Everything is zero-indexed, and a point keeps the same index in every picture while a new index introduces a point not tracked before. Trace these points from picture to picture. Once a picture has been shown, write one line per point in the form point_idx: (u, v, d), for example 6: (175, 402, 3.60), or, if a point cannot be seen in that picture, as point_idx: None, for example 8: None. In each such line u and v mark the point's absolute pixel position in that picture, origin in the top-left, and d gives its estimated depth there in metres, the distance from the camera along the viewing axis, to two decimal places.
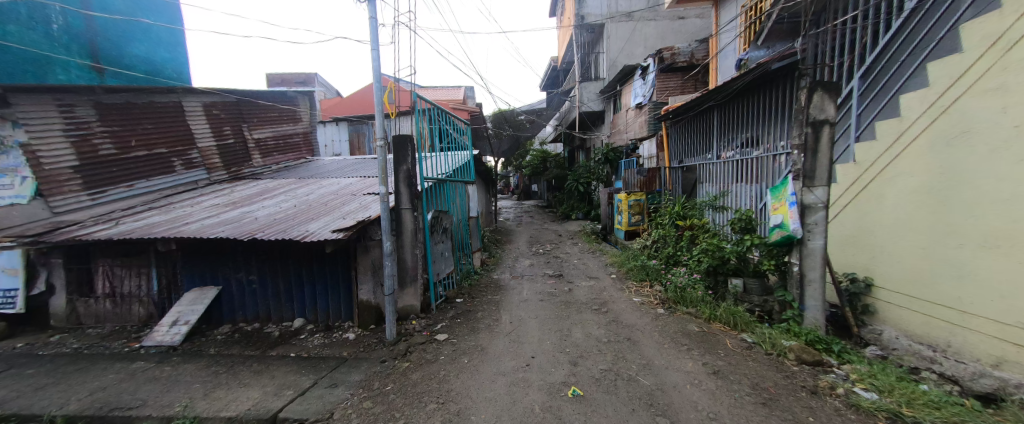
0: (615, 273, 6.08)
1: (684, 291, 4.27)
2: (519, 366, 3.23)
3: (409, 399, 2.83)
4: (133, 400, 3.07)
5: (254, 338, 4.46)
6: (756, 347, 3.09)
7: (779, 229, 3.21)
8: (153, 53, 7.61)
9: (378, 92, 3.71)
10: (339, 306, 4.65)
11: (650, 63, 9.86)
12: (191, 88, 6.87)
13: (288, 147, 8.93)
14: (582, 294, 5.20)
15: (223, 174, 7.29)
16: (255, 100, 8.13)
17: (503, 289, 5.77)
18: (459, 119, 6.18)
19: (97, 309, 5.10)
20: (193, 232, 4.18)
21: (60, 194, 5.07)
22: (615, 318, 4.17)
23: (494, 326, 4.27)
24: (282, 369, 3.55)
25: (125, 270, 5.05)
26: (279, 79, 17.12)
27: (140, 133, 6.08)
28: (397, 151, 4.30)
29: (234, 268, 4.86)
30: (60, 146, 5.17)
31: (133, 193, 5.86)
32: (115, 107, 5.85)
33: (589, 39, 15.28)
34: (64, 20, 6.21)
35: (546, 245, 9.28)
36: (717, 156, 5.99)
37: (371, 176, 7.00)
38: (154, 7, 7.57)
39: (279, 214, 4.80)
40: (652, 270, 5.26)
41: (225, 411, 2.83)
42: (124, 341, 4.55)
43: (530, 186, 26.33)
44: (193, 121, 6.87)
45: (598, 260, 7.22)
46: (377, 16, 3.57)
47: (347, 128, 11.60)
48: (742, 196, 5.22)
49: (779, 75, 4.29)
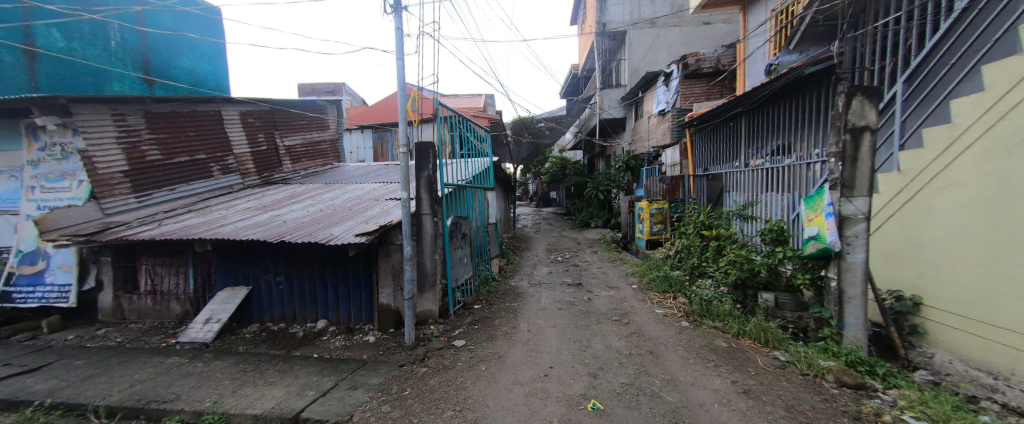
0: (637, 284, 5.91)
1: (710, 304, 4.12)
2: (537, 376, 3.19)
3: (427, 405, 2.84)
4: (168, 393, 3.22)
5: (280, 338, 4.60)
6: (790, 367, 2.92)
7: (815, 241, 3.03)
8: (198, 66, 8.41)
9: (401, 100, 3.81)
10: (360, 309, 4.74)
11: (673, 69, 9.70)
12: (230, 98, 7.23)
13: (315, 153, 9.28)
14: (602, 304, 5.09)
15: (256, 179, 7.64)
16: (286, 109, 8.48)
17: (521, 296, 5.74)
18: (479, 126, 6.23)
19: (139, 305, 5.39)
20: (227, 233, 4.39)
21: (111, 196, 5.43)
22: (636, 330, 4.05)
23: (512, 334, 4.24)
24: (305, 369, 3.64)
25: (165, 268, 5.34)
26: (310, 89, 17.98)
27: (183, 140, 6.46)
28: (418, 157, 4.39)
29: (264, 269, 5.05)
30: (113, 152, 5.54)
31: (175, 197, 6.23)
32: (162, 116, 6.21)
33: (611, 46, 15.22)
34: (120, 36, 6.99)
35: (565, 252, 9.17)
36: (746, 164, 5.76)
37: (393, 182, 7.14)
38: (199, 23, 8.39)
39: (306, 217, 4.99)
40: (675, 280, 5.11)
41: (251, 409, 2.92)
42: (162, 336, 4.80)
43: (549, 193, 26.29)
44: (230, 128, 7.23)
45: (618, 269, 7.07)
46: (402, 27, 3.68)
47: (371, 135, 11.94)
48: (773, 206, 5.00)
49: (815, 79, 4.08)
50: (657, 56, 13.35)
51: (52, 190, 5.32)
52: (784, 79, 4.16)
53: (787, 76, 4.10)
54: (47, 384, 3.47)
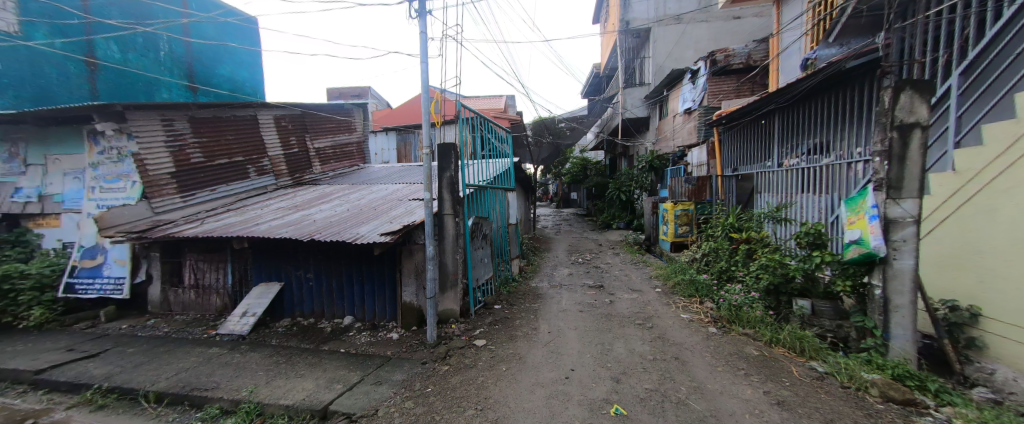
0: (661, 287, 5.76)
1: (739, 310, 3.96)
2: (558, 378, 3.17)
3: (448, 403, 2.88)
4: (209, 382, 3.42)
5: (309, 332, 4.79)
6: (829, 378, 2.76)
7: (857, 246, 2.86)
8: (236, 73, 9.20)
9: (425, 102, 3.88)
10: (385, 307, 4.87)
11: (700, 67, 9.40)
12: (265, 103, 7.60)
13: (342, 155, 9.60)
14: (624, 308, 4.99)
15: (289, 180, 8.00)
16: (316, 113, 8.82)
17: (541, 297, 5.72)
18: (500, 127, 6.27)
19: (183, 298, 5.75)
20: (263, 232, 4.62)
21: (161, 196, 5.83)
22: (660, 334, 3.95)
23: (532, 335, 4.24)
24: (332, 363, 3.77)
25: (206, 264, 5.67)
26: (338, 93, 18.64)
27: (224, 143, 6.85)
28: (441, 158, 4.45)
29: (296, 266, 5.27)
30: (162, 155, 5.94)
31: (216, 196, 6.61)
32: (205, 121, 6.61)
33: (634, 44, 14.94)
34: (169, 46, 7.82)
35: (586, 254, 9.07)
36: (779, 164, 5.50)
37: (416, 183, 7.28)
38: (240, 33, 9.16)
39: (335, 216, 5.17)
40: (701, 285, 4.95)
41: (283, 399, 3.06)
42: (203, 328, 5.10)
43: (569, 194, 26.08)
44: (265, 132, 7.60)
45: (641, 272, 6.91)
46: (427, 31, 3.76)
47: (395, 137, 12.24)
48: (809, 208, 4.75)
49: (858, 74, 3.85)
50: (683, 53, 12.98)
51: (110, 190, 5.78)
52: (821, 74, 3.95)
53: (825, 70, 3.89)
54: (104, 369, 3.76)
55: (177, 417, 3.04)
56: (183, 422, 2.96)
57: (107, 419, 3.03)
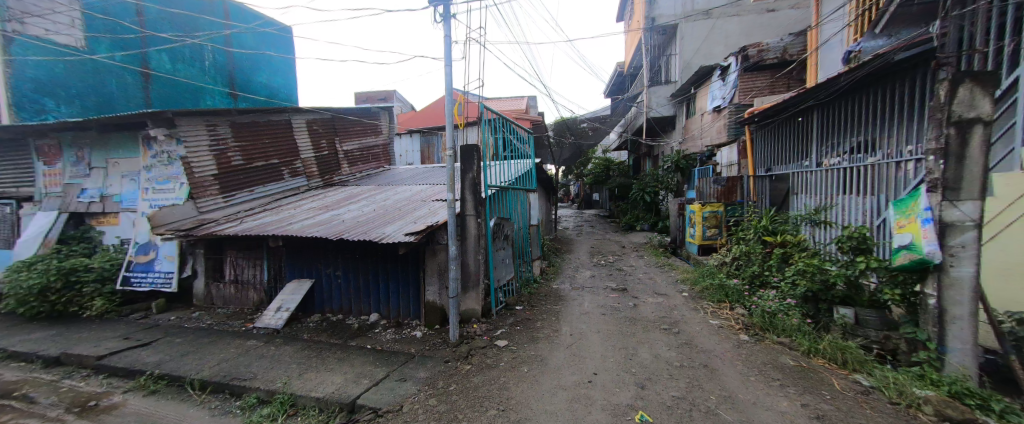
0: (688, 291, 5.57)
1: (773, 318, 3.78)
2: (581, 381, 3.13)
3: (471, 402, 2.92)
4: (247, 372, 3.61)
5: (338, 328, 4.96)
6: (875, 393, 2.58)
7: (908, 251, 2.65)
8: (272, 80, 9.94)
9: (448, 105, 3.94)
10: (409, 305, 4.97)
11: (731, 63, 9.07)
12: (298, 108, 7.95)
13: (369, 157, 9.90)
14: (649, 312, 4.87)
15: (319, 181, 8.34)
16: (345, 116, 9.14)
17: (563, 299, 5.68)
18: (522, 128, 6.28)
19: (223, 292, 6.10)
20: (296, 231, 4.83)
21: (205, 196, 6.22)
22: (687, 340, 3.83)
23: (554, 337, 4.21)
24: (359, 359, 3.89)
25: (245, 260, 5.99)
26: (365, 97, 19.26)
27: (261, 146, 7.23)
28: (463, 160, 4.51)
29: (326, 264, 5.48)
30: (207, 158, 6.32)
31: (254, 197, 6.97)
32: (245, 126, 6.99)
33: (660, 41, 14.57)
34: (213, 56, 8.57)
35: (608, 256, 8.92)
36: (818, 163, 5.20)
37: (440, 184, 7.41)
38: (275, 42, 9.88)
39: (362, 216, 5.34)
40: (731, 290, 4.75)
41: (314, 392, 3.18)
42: (242, 321, 5.39)
43: (591, 195, 25.77)
44: (298, 135, 7.95)
45: (667, 275, 6.73)
46: (451, 34, 3.82)
47: (419, 139, 12.51)
48: (852, 210, 4.47)
49: (907, 65, 3.59)
50: (712, 49, 12.54)
51: (161, 191, 6.24)
52: (866, 68, 3.70)
53: (871, 64, 3.64)
54: (155, 357, 4.05)
55: (218, 404, 3.23)
56: (224, 410, 3.15)
57: (157, 404, 3.26)
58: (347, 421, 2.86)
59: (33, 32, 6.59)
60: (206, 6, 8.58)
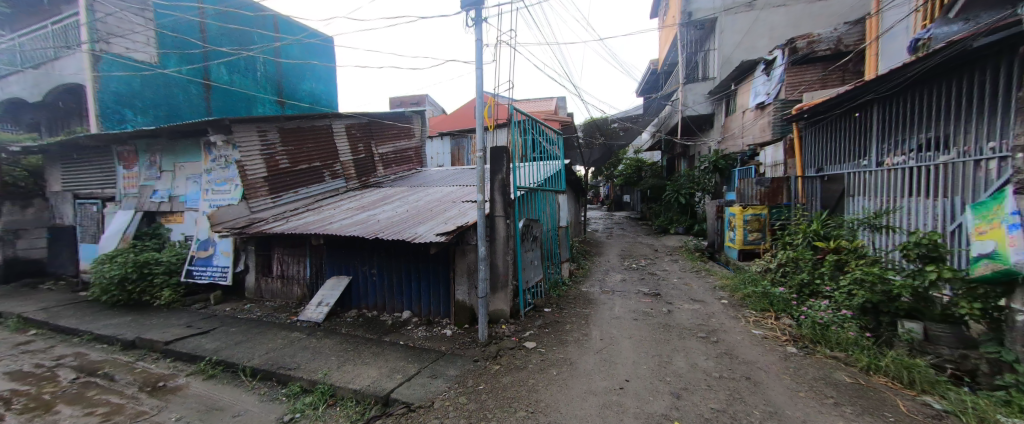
0: (727, 298, 5.29)
1: (825, 330, 3.50)
2: (612, 387, 3.06)
3: (500, 402, 2.94)
4: (292, 362, 3.83)
5: (373, 324, 5.16)
6: (948, 418, 2.32)
7: (989, 260, 2.43)
8: (315, 88, 11.00)
9: (479, 107, 3.99)
10: (440, 304, 5.08)
11: (776, 56, 8.55)
12: (338, 113, 8.35)
13: (402, 159, 10.22)
14: (684, 318, 4.67)
15: (356, 183, 8.71)
16: (380, 121, 9.49)
17: (592, 302, 5.57)
18: (551, 129, 6.24)
19: (270, 286, 6.53)
20: (336, 230, 5.07)
21: (256, 197, 6.69)
22: (727, 350, 3.63)
23: (583, 341, 4.14)
24: (393, 354, 4.02)
25: (290, 257, 6.37)
26: (399, 102, 19.96)
27: (305, 150, 7.66)
28: (493, 161, 4.54)
29: (363, 262, 5.71)
30: (258, 161, 6.79)
31: (298, 198, 7.41)
32: (291, 132, 7.44)
33: (698, 36, 13.99)
34: (264, 67, 9.60)
35: (640, 259, 8.65)
36: (878, 163, 4.77)
37: (469, 185, 7.52)
38: (319, 52, 10.85)
39: (396, 217, 5.53)
40: (777, 298, 4.45)
41: (352, 384, 3.32)
42: (287, 314, 5.75)
43: (622, 197, 25.11)
44: (337, 139, 8.35)
45: (704, 281, 6.41)
46: (483, 38, 3.87)
47: (450, 141, 12.76)
48: (920, 213, 4.07)
49: (990, 53, 3.21)
50: (755, 42, 11.87)
51: (219, 192, 6.79)
52: (938, 57, 3.34)
53: (944, 53, 3.29)
54: (212, 344, 4.40)
55: (267, 391, 3.46)
56: (272, 396, 3.37)
57: (215, 388, 3.54)
58: (382, 413, 2.96)
59: (116, 50, 7.50)
60: (259, 21, 9.54)
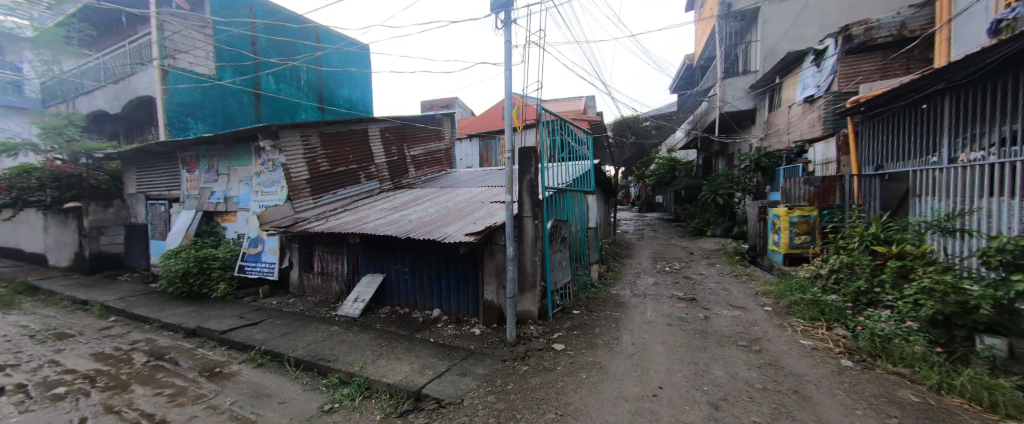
0: (771, 305, 4.96)
1: (887, 343, 3.19)
2: (644, 394, 2.96)
3: (528, 403, 2.93)
4: (331, 354, 4.01)
5: (405, 321, 5.31)
6: None
7: None
8: (352, 94, 11.56)
9: (508, 108, 3.99)
10: (469, 303, 5.14)
11: (828, 45, 7.99)
12: (373, 118, 8.67)
13: (433, 161, 10.45)
14: (722, 325, 4.43)
15: (390, 184, 9.01)
16: (412, 124, 9.76)
17: (623, 306, 5.43)
18: (580, 129, 6.15)
19: (311, 282, 6.89)
20: (372, 229, 5.26)
21: (300, 197, 7.08)
22: (771, 360, 3.41)
23: (613, 344, 4.04)
24: (424, 350, 4.11)
25: (329, 255, 6.69)
26: (429, 105, 20.47)
27: (344, 153, 8.02)
28: (521, 162, 4.53)
29: (396, 260, 5.89)
30: (301, 164, 7.18)
31: (337, 199, 7.76)
32: (331, 136, 7.81)
33: (738, 28, 13.31)
34: (307, 76, 10.22)
35: (674, 263, 8.32)
36: (951, 159, 4.29)
37: (498, 186, 7.57)
38: (356, 60, 11.39)
39: (427, 217, 5.66)
40: (828, 306, 4.10)
41: (386, 378, 3.43)
42: (326, 308, 6.04)
43: (654, 198, 24.31)
44: (372, 143, 8.67)
45: (744, 287, 6.06)
46: (512, 40, 3.87)
47: (478, 143, 12.90)
48: (1003, 215, 3.62)
49: None
50: (804, 31, 11.03)
51: (267, 193, 7.27)
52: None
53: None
54: (261, 335, 4.70)
55: (309, 381, 3.65)
56: (313, 386, 3.54)
57: (263, 376, 3.78)
58: (414, 408, 3.03)
59: (181, 65, 8.23)
60: (303, 33, 10.15)
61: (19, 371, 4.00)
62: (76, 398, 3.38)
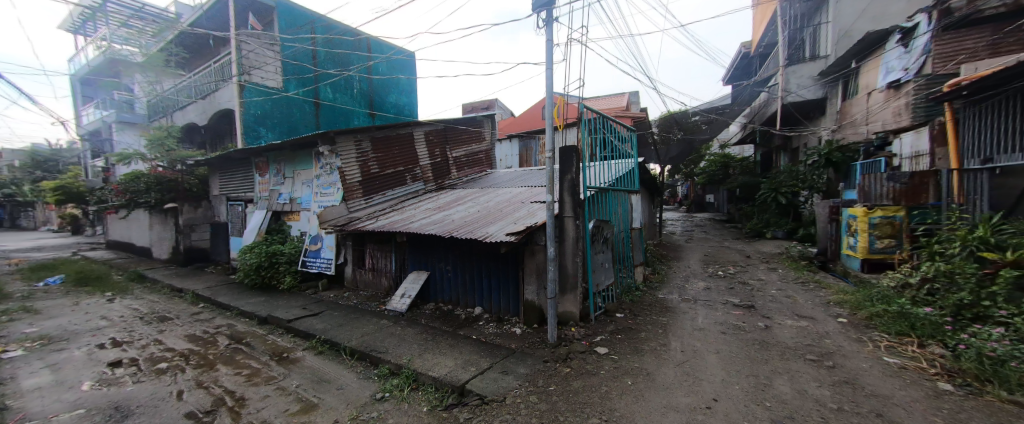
0: (846, 317, 4.43)
1: (1001, 367, 2.72)
2: (697, 405, 2.78)
3: (572, 406, 2.87)
4: (382, 346, 4.23)
5: (449, 317, 5.45)
6: None
7: None
8: (400, 99, 12.15)
9: (549, 106, 3.95)
10: (510, 302, 5.16)
11: (922, 20, 7.09)
12: (418, 121, 9.00)
13: (474, 162, 10.66)
14: (786, 337, 4.04)
15: (433, 185, 9.31)
16: (454, 126, 10.00)
17: (671, 311, 5.15)
18: (623, 126, 5.93)
19: (363, 277, 7.31)
20: (418, 228, 5.46)
21: (354, 198, 7.55)
22: (847, 378, 3.05)
23: (661, 351, 3.84)
24: (467, 347, 4.19)
25: (378, 252, 7.05)
26: (470, 107, 20.91)
27: (391, 156, 8.41)
28: (562, 161, 4.45)
29: (439, 259, 6.07)
30: (355, 167, 7.65)
31: (385, 200, 8.17)
32: (380, 140, 8.23)
33: (805, 9, 12.08)
34: (360, 84, 10.90)
35: (728, 267, 7.76)
36: None
37: (538, 186, 7.53)
38: (404, 67, 11.94)
39: (469, 217, 5.77)
40: (921, 321, 3.57)
41: (432, 371, 3.54)
42: (376, 303, 6.37)
43: (704, 197, 22.84)
44: (418, 145, 9.01)
45: (811, 295, 5.49)
46: (553, 38, 3.83)
47: (518, 143, 12.93)
48: None
49: None
50: (889, 7, 9.39)
51: (325, 194, 7.85)
52: None
53: None
54: (320, 325, 5.07)
55: (362, 369, 3.88)
56: (366, 375, 3.75)
57: (323, 363, 4.07)
58: (458, 402, 3.10)
59: (255, 80, 9.19)
60: (357, 44, 10.84)
61: (132, 347, 4.67)
62: (174, 372, 3.87)
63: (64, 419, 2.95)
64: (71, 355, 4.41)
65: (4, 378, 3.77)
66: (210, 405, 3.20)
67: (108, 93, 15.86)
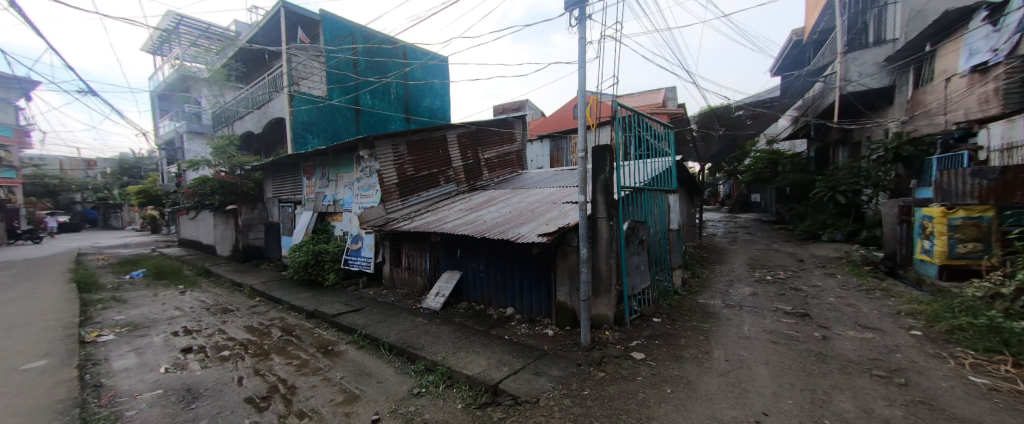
0: (920, 330, 3.95)
1: None
2: (744, 418, 2.60)
3: (606, 412, 2.80)
4: (418, 343, 4.34)
5: (481, 317, 5.51)
6: None
7: None
8: (433, 103, 12.48)
9: (581, 105, 3.88)
10: (541, 303, 5.12)
11: None
12: (451, 124, 9.18)
13: (505, 164, 10.69)
14: (847, 349, 3.68)
15: (466, 186, 9.45)
16: (486, 128, 10.08)
17: (713, 317, 4.86)
18: (659, 123, 5.70)
19: (400, 276, 7.56)
20: (451, 229, 5.57)
21: (391, 199, 7.85)
22: (923, 398, 2.72)
23: (703, 359, 3.64)
24: (500, 347, 4.20)
25: (414, 251, 7.27)
26: (501, 108, 21.03)
27: (426, 158, 8.65)
28: (595, 161, 4.35)
29: (472, 259, 6.15)
30: (392, 169, 7.95)
31: (420, 201, 8.41)
32: (416, 143, 8.48)
33: None
34: (396, 90, 11.34)
35: (778, 271, 7.21)
36: None
37: (570, 186, 7.43)
38: (437, 71, 12.26)
39: (501, 217, 5.81)
40: (1017, 336, 3.15)
41: (466, 369, 3.58)
42: (412, 301, 6.57)
43: (750, 197, 21.41)
44: (451, 148, 9.18)
45: (876, 304, 4.97)
46: (586, 36, 3.75)
47: (549, 143, 12.83)
48: None
49: None
50: None
51: (365, 196, 8.24)
52: None
53: None
54: (361, 320, 5.31)
55: (400, 365, 4.01)
56: (404, 370, 3.87)
57: (363, 356, 4.26)
58: (492, 402, 3.11)
59: (303, 90, 9.84)
60: (394, 52, 11.29)
61: (200, 335, 5.14)
62: (235, 360, 4.21)
63: (147, 397, 3.30)
64: (151, 340, 4.94)
65: (99, 358, 4.28)
66: (266, 392, 3.44)
67: (179, 106, 17.62)
